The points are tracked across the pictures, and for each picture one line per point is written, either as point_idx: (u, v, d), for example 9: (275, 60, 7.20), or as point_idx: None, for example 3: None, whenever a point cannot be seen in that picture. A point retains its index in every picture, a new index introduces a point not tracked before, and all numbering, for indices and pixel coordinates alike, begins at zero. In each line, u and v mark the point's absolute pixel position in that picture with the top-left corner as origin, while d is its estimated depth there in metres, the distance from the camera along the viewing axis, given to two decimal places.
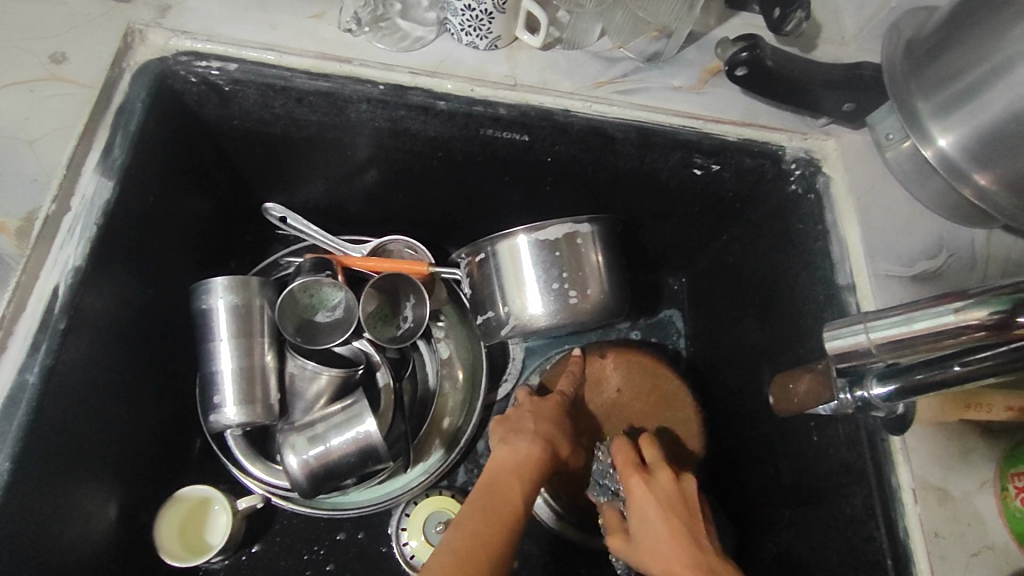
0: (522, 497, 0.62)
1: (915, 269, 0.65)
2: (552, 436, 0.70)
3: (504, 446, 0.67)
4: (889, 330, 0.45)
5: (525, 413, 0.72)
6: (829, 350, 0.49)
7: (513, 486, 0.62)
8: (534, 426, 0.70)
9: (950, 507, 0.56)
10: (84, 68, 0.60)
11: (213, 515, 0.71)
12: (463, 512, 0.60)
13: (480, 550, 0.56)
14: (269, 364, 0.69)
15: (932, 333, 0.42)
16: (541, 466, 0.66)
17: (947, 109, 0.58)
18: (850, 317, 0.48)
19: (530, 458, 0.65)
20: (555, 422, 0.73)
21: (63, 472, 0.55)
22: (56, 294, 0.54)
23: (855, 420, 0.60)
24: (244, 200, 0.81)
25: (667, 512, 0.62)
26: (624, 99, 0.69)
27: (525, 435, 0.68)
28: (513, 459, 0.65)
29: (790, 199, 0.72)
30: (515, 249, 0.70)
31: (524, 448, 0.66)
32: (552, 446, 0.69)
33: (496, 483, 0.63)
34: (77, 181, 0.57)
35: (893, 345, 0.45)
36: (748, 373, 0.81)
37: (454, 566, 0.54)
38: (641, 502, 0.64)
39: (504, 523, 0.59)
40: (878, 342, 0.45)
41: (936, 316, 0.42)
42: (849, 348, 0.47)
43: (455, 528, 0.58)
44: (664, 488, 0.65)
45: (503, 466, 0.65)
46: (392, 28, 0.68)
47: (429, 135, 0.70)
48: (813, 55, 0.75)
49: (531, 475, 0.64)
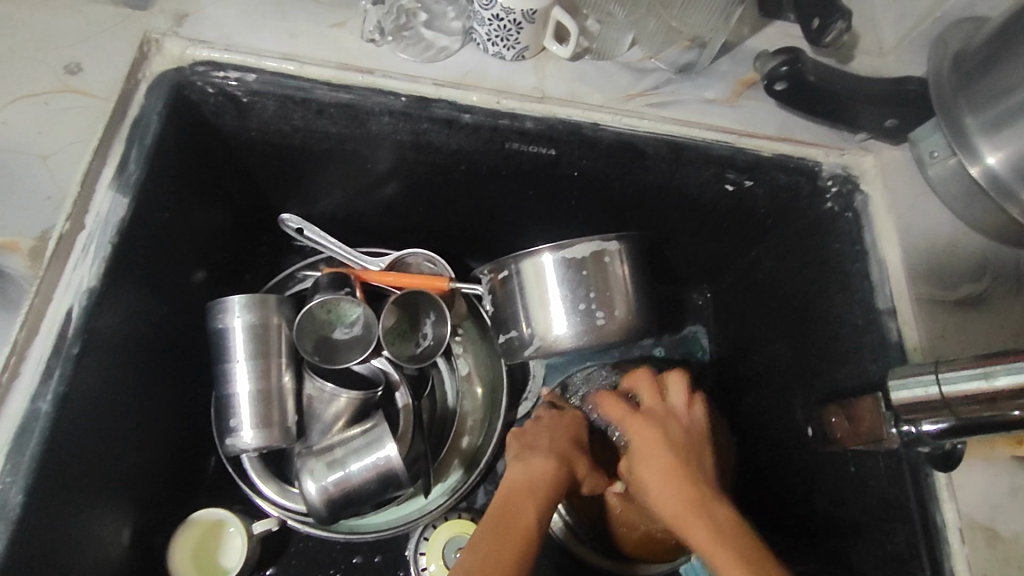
0: (537, 514, 0.59)
1: (960, 293, 0.62)
2: (568, 452, 0.67)
3: (518, 463, 0.65)
4: (966, 384, 0.44)
5: (541, 429, 0.70)
6: (896, 400, 0.48)
7: (529, 504, 0.60)
8: (550, 442, 0.67)
9: (1000, 548, 0.53)
10: (99, 79, 0.58)
11: (229, 538, 0.69)
12: (476, 535, 0.57)
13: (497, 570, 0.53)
14: (286, 386, 0.67)
15: (1010, 391, 0.42)
16: (557, 482, 0.63)
17: (999, 126, 0.55)
18: (917, 366, 0.48)
19: (546, 476, 0.63)
20: (572, 437, 0.69)
21: (75, 501, 0.54)
22: (69, 317, 0.52)
23: (898, 454, 0.57)
24: (260, 211, 0.79)
25: (665, 455, 0.61)
26: (656, 112, 0.67)
27: (539, 451, 0.66)
28: (527, 476, 0.63)
29: (827, 217, 0.69)
30: (541, 267, 0.68)
31: (539, 463, 0.64)
32: (568, 462, 0.66)
33: (512, 501, 0.60)
34: (92, 198, 0.55)
35: (966, 401, 0.45)
36: (779, 396, 0.78)
37: None
38: (646, 449, 0.62)
39: (522, 543, 0.56)
40: (953, 395, 0.45)
41: (1020, 372, 0.42)
42: (921, 400, 0.46)
43: (470, 552, 0.55)
44: (670, 429, 0.63)
45: (517, 484, 0.62)
46: (415, 37, 0.66)
47: (452, 148, 0.67)
48: (851, 67, 0.72)
49: (547, 494, 0.61)
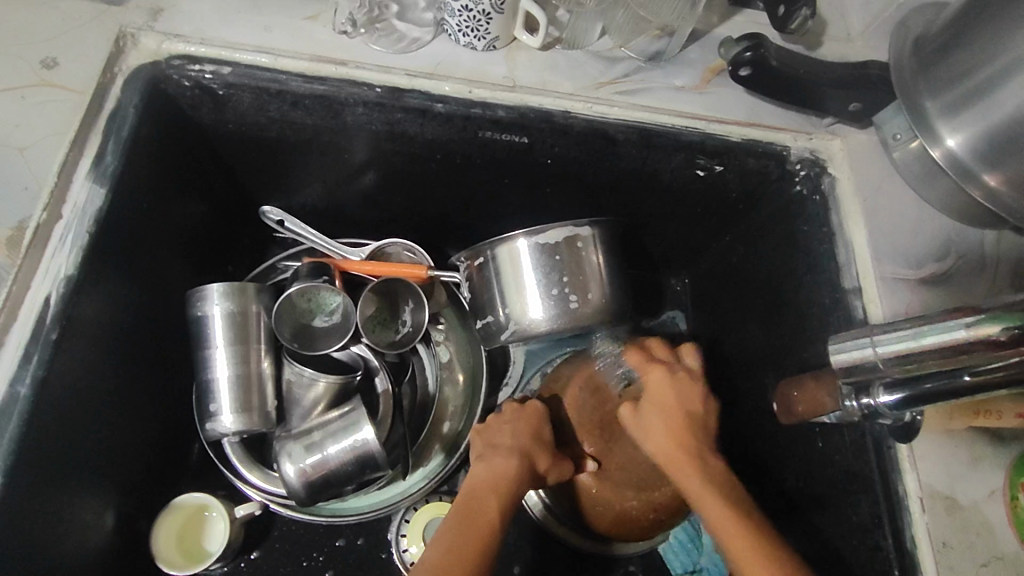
0: (497, 512, 0.61)
1: (924, 271, 0.63)
2: (531, 448, 0.69)
3: (479, 463, 0.67)
4: (898, 345, 0.45)
5: (504, 424, 0.71)
6: (836, 364, 0.49)
7: (490, 504, 0.62)
8: (512, 439, 0.69)
9: (958, 517, 0.55)
10: (75, 73, 0.59)
11: (205, 523, 0.71)
12: (440, 532, 0.59)
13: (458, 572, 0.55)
14: (265, 371, 0.68)
15: (940, 348, 0.42)
16: (517, 482, 0.65)
17: (959, 107, 0.54)
18: (856, 331, 0.48)
19: (506, 476, 0.65)
20: (534, 432, 0.71)
21: (55, 483, 0.55)
22: (47, 304, 0.53)
23: (861, 428, 0.58)
24: (240, 203, 0.80)
25: (669, 411, 0.66)
26: (625, 100, 0.68)
27: (501, 450, 0.68)
28: (489, 476, 0.65)
29: (795, 200, 0.70)
30: (515, 253, 0.69)
31: (500, 463, 0.66)
32: (530, 459, 0.68)
33: (474, 500, 0.63)
34: (69, 189, 0.56)
35: (902, 361, 0.45)
36: (752, 376, 0.80)
37: None
38: (658, 396, 0.66)
39: (482, 538, 0.58)
40: (887, 355, 0.45)
41: (946, 330, 0.42)
42: (856, 362, 0.47)
43: (432, 549, 0.57)
44: (682, 386, 0.67)
45: (479, 484, 0.64)
46: (388, 29, 0.67)
47: (426, 138, 0.69)
48: (818, 53, 0.73)
49: (507, 492, 0.64)
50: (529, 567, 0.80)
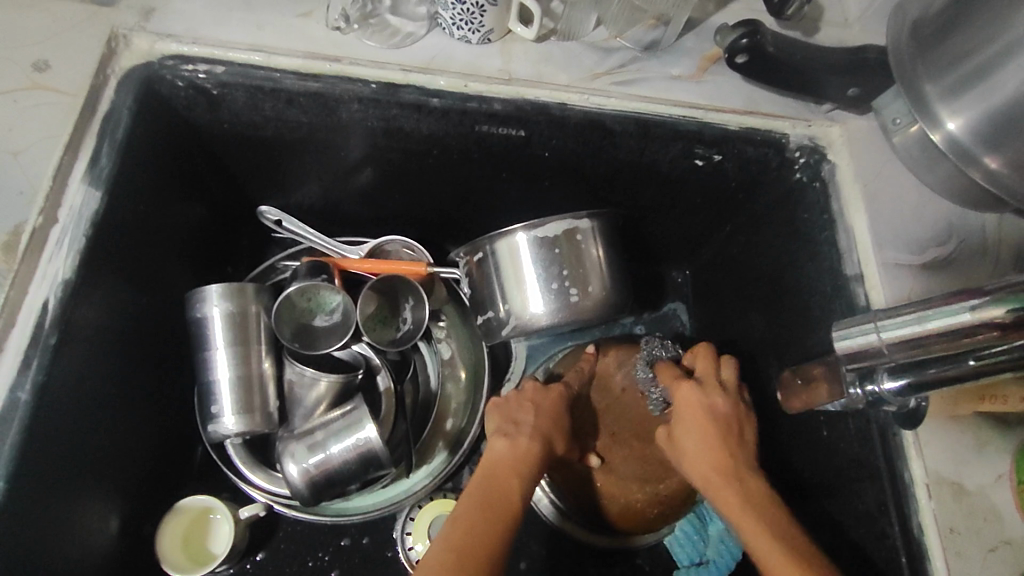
0: (520, 490, 0.61)
1: (925, 257, 0.63)
2: (551, 432, 0.69)
3: (503, 438, 0.66)
4: (903, 329, 0.44)
5: (525, 401, 0.71)
6: (839, 350, 0.48)
7: (514, 482, 0.62)
8: (535, 420, 0.69)
9: (965, 502, 0.54)
10: (67, 76, 0.59)
11: (207, 526, 0.71)
12: (460, 507, 0.58)
13: (479, 549, 0.54)
14: (266, 372, 0.68)
15: (945, 332, 0.41)
16: (537, 464, 0.65)
17: (959, 90, 0.52)
18: (858, 317, 0.47)
19: (529, 455, 0.65)
20: (553, 415, 0.71)
21: (57, 488, 0.55)
22: (46, 309, 0.53)
23: (867, 415, 0.58)
24: (238, 204, 0.80)
25: (705, 424, 0.63)
26: (622, 90, 0.67)
27: (524, 428, 0.67)
28: (513, 452, 0.64)
29: (796, 188, 0.70)
30: (515, 248, 0.69)
31: (524, 442, 0.65)
32: (549, 442, 0.68)
33: (496, 475, 0.62)
34: (65, 192, 0.56)
35: (905, 346, 0.44)
36: (755, 366, 0.79)
37: (453, 562, 0.52)
38: (687, 415, 0.65)
39: (505, 516, 0.58)
40: (891, 341, 0.45)
41: (950, 314, 0.41)
42: (861, 349, 0.46)
43: (453, 524, 0.57)
44: (713, 397, 0.65)
45: (502, 459, 0.64)
46: (381, 24, 0.66)
47: (423, 133, 0.68)
48: (815, 39, 0.72)
49: (530, 470, 0.64)
50: (537, 562, 0.80)
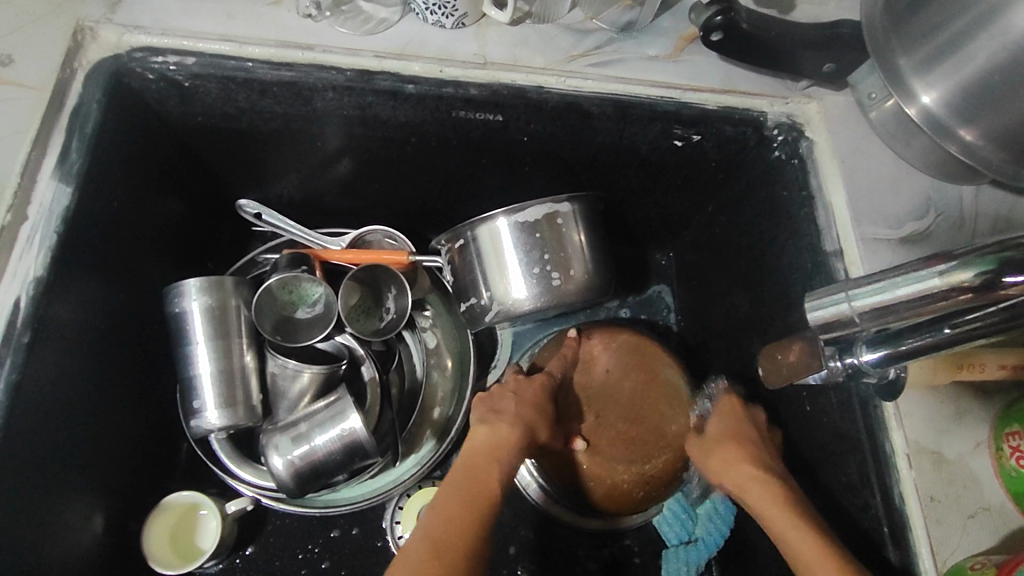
0: (500, 476, 0.60)
1: (904, 231, 0.63)
2: (534, 419, 0.68)
3: (483, 426, 0.65)
4: (875, 297, 0.43)
5: (506, 392, 0.70)
6: (812, 321, 0.47)
7: (493, 469, 0.61)
8: (516, 408, 0.68)
9: (944, 470, 0.55)
10: (32, 70, 0.58)
11: (190, 526, 0.70)
12: (439, 495, 0.58)
13: (456, 538, 0.54)
14: (248, 364, 0.68)
15: (916, 298, 0.42)
16: (517, 448, 0.64)
17: (932, 63, 0.52)
18: (829, 287, 0.47)
19: (509, 440, 0.64)
20: (537, 404, 0.71)
21: (37, 488, 0.54)
22: (17, 306, 0.52)
23: (848, 388, 0.58)
24: (215, 198, 0.79)
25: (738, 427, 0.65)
26: (600, 72, 0.67)
27: (505, 416, 0.66)
28: (492, 438, 0.63)
29: (775, 165, 0.70)
30: (496, 234, 0.68)
31: (505, 428, 0.65)
32: (532, 429, 0.68)
33: (476, 463, 0.61)
34: (34, 188, 0.55)
35: (875, 313, 0.44)
36: (739, 345, 0.80)
37: (429, 552, 0.52)
38: (725, 420, 0.67)
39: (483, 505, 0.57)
40: (862, 309, 0.44)
41: (918, 279, 0.42)
42: (834, 319, 0.46)
43: (432, 512, 0.57)
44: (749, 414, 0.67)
45: (481, 446, 0.63)
46: (354, 11, 0.65)
47: (399, 120, 0.68)
48: (792, 16, 0.72)
49: (510, 455, 0.62)
50: (528, 547, 0.80)
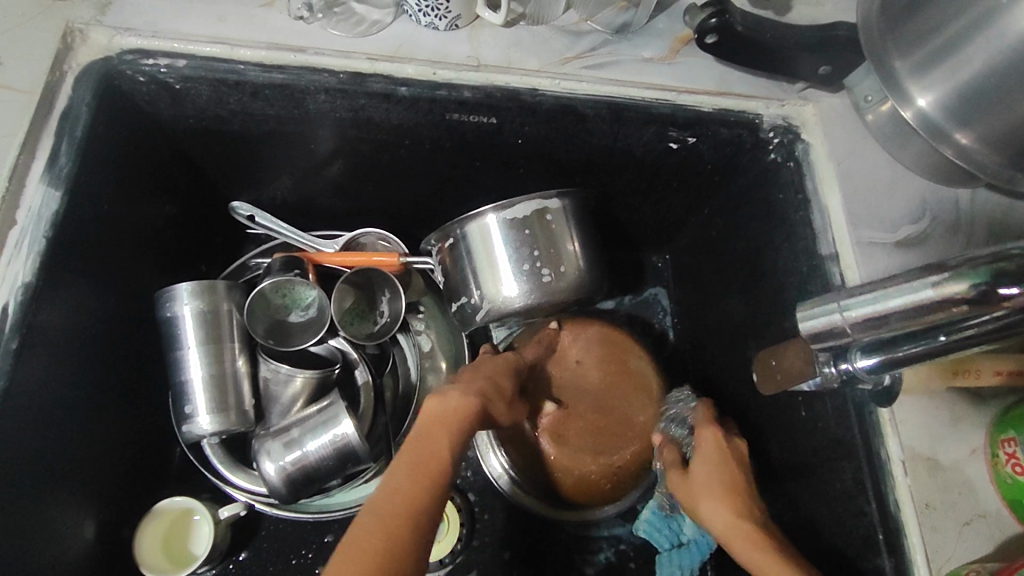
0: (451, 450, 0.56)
1: (900, 235, 0.62)
2: (491, 394, 0.66)
3: (434, 397, 0.62)
4: (866, 307, 0.43)
5: (468, 369, 0.68)
6: (803, 331, 0.47)
7: (442, 437, 0.57)
8: (472, 383, 0.65)
9: (939, 477, 0.55)
10: (21, 73, 0.57)
11: (181, 531, 0.70)
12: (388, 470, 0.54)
13: (402, 509, 0.50)
14: (240, 369, 0.67)
15: (909, 310, 0.41)
16: (469, 418, 0.60)
17: (928, 65, 0.52)
18: (821, 296, 0.47)
19: (459, 410, 0.60)
20: (492, 378, 0.68)
21: (26, 495, 0.54)
22: (5, 312, 0.51)
23: (843, 394, 0.58)
24: (208, 200, 0.79)
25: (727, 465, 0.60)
26: (595, 74, 0.66)
27: (458, 388, 0.63)
28: (441, 408, 0.60)
29: (771, 167, 0.70)
30: (486, 230, 0.68)
31: (456, 398, 0.62)
32: (489, 404, 0.65)
33: (425, 436, 0.57)
34: (22, 193, 0.55)
35: (867, 324, 0.44)
36: (734, 348, 0.79)
37: (372, 523, 0.49)
38: (711, 457, 0.62)
39: (433, 478, 0.53)
40: (854, 320, 0.44)
41: (910, 291, 0.41)
42: (825, 329, 0.45)
43: (379, 487, 0.53)
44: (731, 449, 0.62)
45: (430, 417, 0.59)
46: (346, 13, 0.64)
47: (393, 123, 0.67)
48: (788, 18, 0.72)
49: (460, 425, 0.59)
50: (522, 551, 0.80)
